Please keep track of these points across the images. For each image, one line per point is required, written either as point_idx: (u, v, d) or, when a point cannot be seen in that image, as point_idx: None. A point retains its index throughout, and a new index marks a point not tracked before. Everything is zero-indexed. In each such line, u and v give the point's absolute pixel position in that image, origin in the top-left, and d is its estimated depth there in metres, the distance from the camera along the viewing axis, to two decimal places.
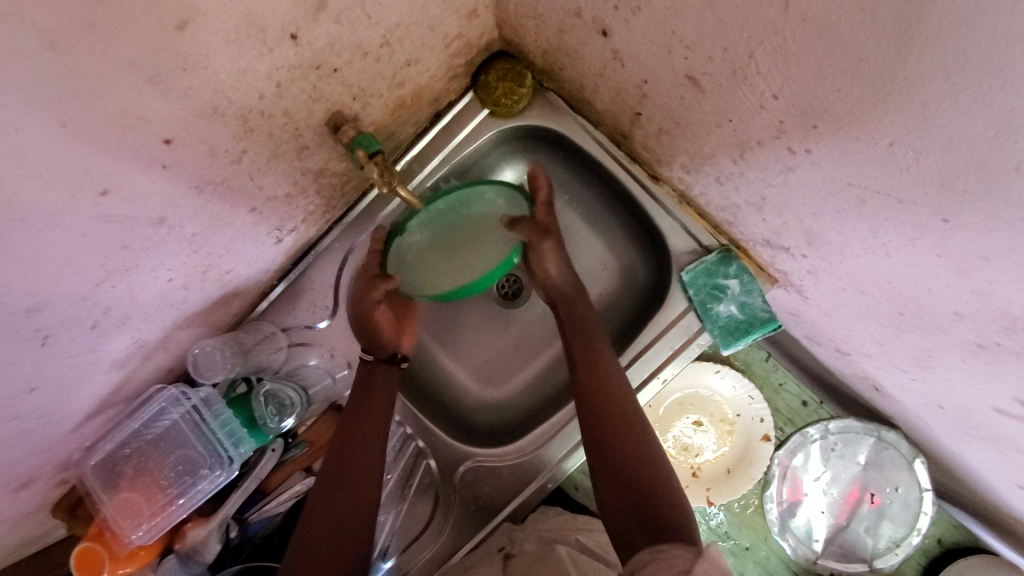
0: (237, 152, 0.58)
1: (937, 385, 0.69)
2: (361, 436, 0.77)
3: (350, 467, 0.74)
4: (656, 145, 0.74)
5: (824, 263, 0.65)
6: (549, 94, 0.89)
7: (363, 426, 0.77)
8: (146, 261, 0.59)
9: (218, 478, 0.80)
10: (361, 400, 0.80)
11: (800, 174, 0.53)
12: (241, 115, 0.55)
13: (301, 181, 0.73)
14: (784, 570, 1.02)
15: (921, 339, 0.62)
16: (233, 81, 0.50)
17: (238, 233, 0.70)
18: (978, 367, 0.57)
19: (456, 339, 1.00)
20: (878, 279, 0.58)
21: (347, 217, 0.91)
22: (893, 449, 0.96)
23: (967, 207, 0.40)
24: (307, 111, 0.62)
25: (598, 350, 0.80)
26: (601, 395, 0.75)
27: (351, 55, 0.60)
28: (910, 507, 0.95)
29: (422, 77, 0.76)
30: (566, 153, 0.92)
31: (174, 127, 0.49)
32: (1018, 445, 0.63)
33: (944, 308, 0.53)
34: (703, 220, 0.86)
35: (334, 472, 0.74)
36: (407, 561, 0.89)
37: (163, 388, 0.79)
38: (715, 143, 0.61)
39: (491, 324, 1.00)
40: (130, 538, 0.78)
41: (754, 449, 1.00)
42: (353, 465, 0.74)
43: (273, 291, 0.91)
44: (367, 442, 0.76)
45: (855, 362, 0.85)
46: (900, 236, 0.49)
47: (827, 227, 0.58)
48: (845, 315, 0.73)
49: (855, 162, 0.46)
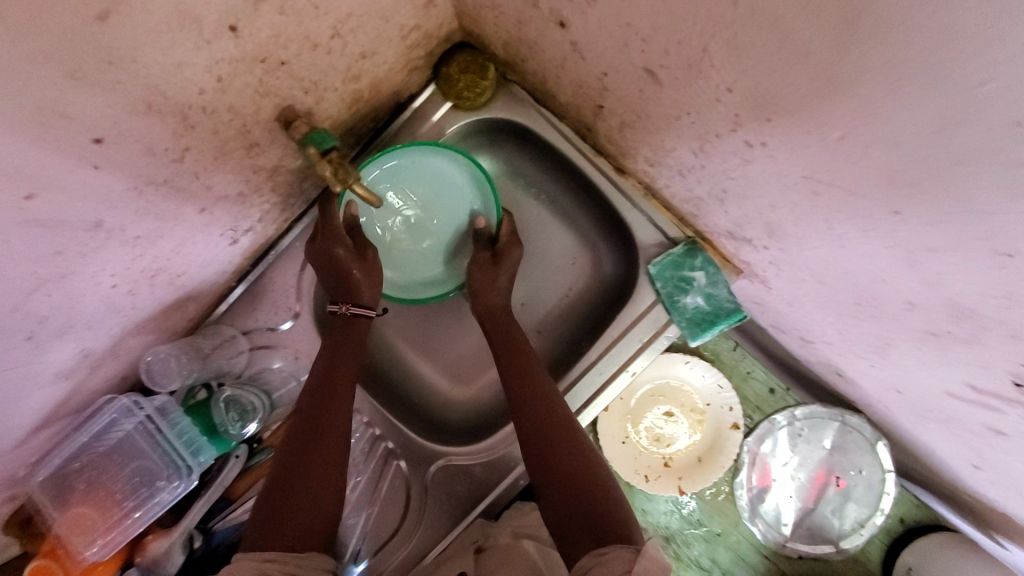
0: (178, 150, 0.55)
1: (895, 371, 0.70)
2: (326, 403, 0.71)
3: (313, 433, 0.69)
4: (619, 137, 0.73)
5: (784, 254, 0.66)
6: (513, 85, 0.87)
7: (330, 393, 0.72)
8: (85, 267, 0.56)
9: (177, 489, 0.77)
10: (327, 367, 0.74)
11: (758, 168, 0.53)
12: (180, 111, 0.52)
13: (253, 179, 0.70)
14: (755, 555, 1.03)
15: (878, 327, 0.63)
16: (168, 74, 0.48)
17: (187, 235, 0.67)
18: (932, 354, 0.58)
19: (425, 336, 0.98)
20: (835, 270, 0.59)
21: (308, 214, 0.87)
22: (857, 433, 0.97)
23: (916, 200, 0.40)
24: (254, 107, 0.59)
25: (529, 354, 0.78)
26: (535, 410, 0.71)
27: (299, 48, 0.57)
28: (874, 488, 0.97)
29: (379, 69, 0.73)
30: (532, 146, 0.90)
31: (104, 125, 0.46)
32: (971, 428, 0.65)
33: (896, 297, 0.54)
34: (669, 213, 0.85)
35: (299, 439, 0.68)
36: (380, 563, 0.86)
37: (113, 399, 0.76)
38: (675, 137, 0.61)
39: (461, 321, 0.99)
40: (84, 555, 0.74)
41: (724, 437, 1.01)
42: (319, 432, 0.69)
43: (232, 293, 0.88)
44: (333, 409, 0.71)
45: (819, 350, 0.86)
46: (854, 228, 0.49)
47: (785, 220, 0.58)
48: (807, 305, 0.74)
49: (809, 155, 0.46)
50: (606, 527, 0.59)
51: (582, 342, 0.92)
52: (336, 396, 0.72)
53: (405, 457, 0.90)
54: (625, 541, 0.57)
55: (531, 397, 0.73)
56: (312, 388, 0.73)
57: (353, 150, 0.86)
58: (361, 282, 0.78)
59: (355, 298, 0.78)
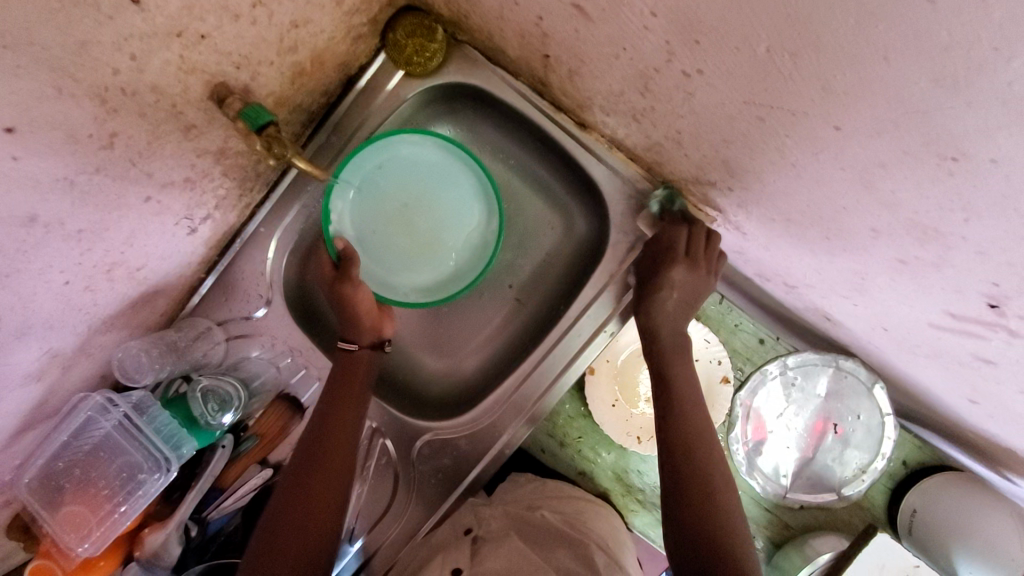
0: (105, 136, 0.54)
1: (877, 308, 0.67)
2: (330, 460, 0.73)
3: (317, 494, 0.70)
4: (572, 88, 0.71)
5: (748, 194, 0.63)
6: (464, 46, 0.84)
7: (333, 448, 0.73)
8: (29, 265, 0.55)
9: (159, 481, 0.75)
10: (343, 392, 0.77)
11: (701, 99, 0.50)
12: (97, 94, 0.50)
13: (200, 164, 0.69)
14: (757, 508, 1.02)
15: (851, 262, 0.60)
16: (73, 55, 0.46)
17: (137, 226, 0.66)
18: (906, 284, 0.55)
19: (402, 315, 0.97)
20: (798, 203, 0.56)
21: (269, 198, 0.86)
22: (853, 377, 0.95)
23: (853, 109, 0.38)
24: (180, 85, 0.58)
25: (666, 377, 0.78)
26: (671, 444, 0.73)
27: (218, 19, 0.56)
28: (874, 433, 0.95)
29: (317, 39, 0.71)
30: (491, 110, 0.88)
31: (14, 113, 0.45)
32: (961, 360, 0.62)
33: (861, 226, 0.51)
34: (635, 164, 0.83)
35: (303, 460, 0.72)
36: (375, 541, 0.87)
37: (87, 397, 0.76)
38: (620, 78, 0.58)
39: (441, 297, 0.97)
40: (76, 551, 0.74)
41: (715, 392, 0.99)
42: (317, 479, 0.71)
43: (203, 285, 0.87)
44: (334, 466, 0.73)
45: (803, 294, 0.83)
46: (804, 152, 0.46)
47: (739, 154, 0.55)
48: (782, 247, 0.71)
49: (743, 77, 0.43)
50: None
51: (560, 305, 0.91)
52: (341, 447, 0.74)
53: (390, 436, 0.89)
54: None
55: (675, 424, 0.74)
56: (320, 424, 0.75)
57: (309, 129, 0.84)
58: (353, 320, 0.80)
59: (345, 331, 0.81)
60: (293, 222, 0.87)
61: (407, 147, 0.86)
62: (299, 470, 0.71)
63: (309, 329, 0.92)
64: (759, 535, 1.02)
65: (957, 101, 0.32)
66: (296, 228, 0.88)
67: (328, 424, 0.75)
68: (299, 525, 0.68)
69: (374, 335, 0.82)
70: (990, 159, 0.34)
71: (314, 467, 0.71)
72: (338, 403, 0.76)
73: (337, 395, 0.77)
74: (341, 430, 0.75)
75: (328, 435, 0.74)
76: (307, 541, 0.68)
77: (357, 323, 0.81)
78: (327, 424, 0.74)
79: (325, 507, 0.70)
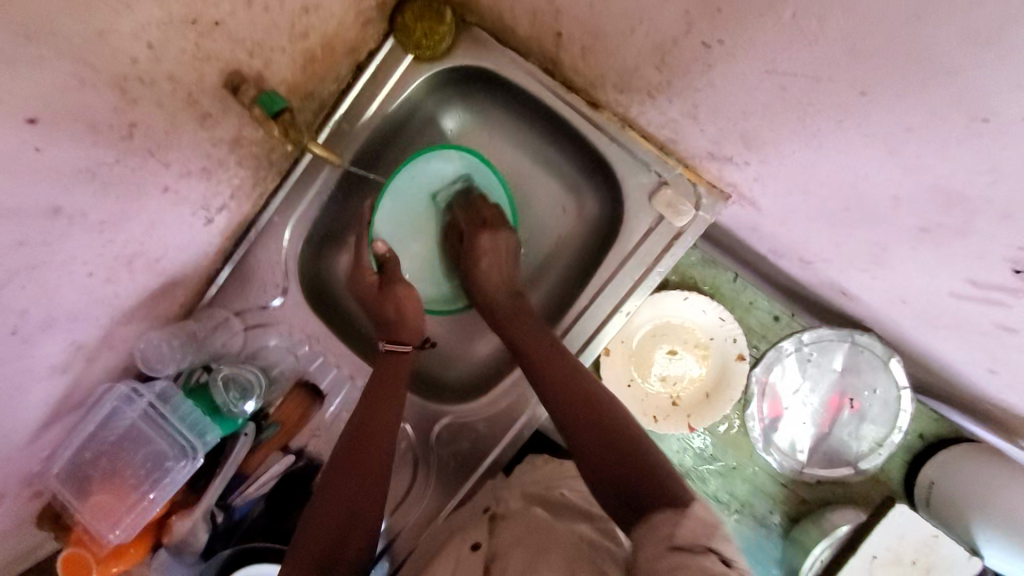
0: (124, 126, 0.54)
1: (896, 280, 0.67)
2: (370, 463, 0.71)
3: (359, 494, 0.68)
4: (584, 66, 0.70)
5: (765, 168, 0.63)
6: (473, 28, 0.83)
7: (372, 451, 0.72)
8: (54, 257, 0.56)
9: (186, 468, 0.77)
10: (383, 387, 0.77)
11: (720, 71, 0.50)
12: (117, 84, 0.51)
13: (215, 153, 0.69)
14: (773, 485, 1.03)
15: (870, 233, 0.59)
16: (92, 44, 0.46)
17: (156, 217, 0.67)
18: (927, 254, 0.55)
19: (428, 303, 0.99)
20: (818, 175, 0.55)
21: (284, 188, 0.86)
22: (869, 352, 0.94)
23: (878, 73, 0.38)
24: (196, 73, 0.59)
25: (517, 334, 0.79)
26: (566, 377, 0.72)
27: (232, 6, 0.56)
28: (890, 407, 0.94)
29: (328, 24, 0.71)
30: (502, 92, 0.87)
31: (38, 103, 0.45)
32: (981, 329, 0.62)
33: (882, 195, 0.50)
34: (648, 142, 0.82)
35: (348, 451, 0.71)
36: (397, 524, 0.88)
37: (112, 387, 0.78)
38: (636, 52, 0.57)
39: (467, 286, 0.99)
40: (108, 538, 0.75)
41: (731, 370, 0.98)
42: (362, 468, 0.70)
43: (220, 275, 0.88)
44: (373, 469, 0.70)
45: (819, 270, 0.83)
46: (826, 122, 0.46)
47: (759, 127, 0.55)
48: (799, 221, 0.71)
49: (766, 46, 0.43)
50: (656, 504, 0.54)
51: (573, 287, 0.91)
52: (381, 437, 0.73)
53: (410, 420, 0.90)
54: (674, 502, 0.54)
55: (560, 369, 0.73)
56: (359, 417, 0.75)
57: (320, 119, 0.84)
58: (488, 269, 0.84)
59: (393, 334, 0.83)
60: (306, 211, 0.87)
61: (438, 164, 0.89)
62: (344, 459, 0.71)
63: (326, 317, 0.92)
64: (776, 510, 1.03)
65: (988, 59, 0.32)
66: (309, 218, 0.87)
67: (365, 428, 0.73)
68: (349, 511, 0.66)
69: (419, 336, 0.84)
70: (1021, 118, 0.33)
71: (356, 458, 0.71)
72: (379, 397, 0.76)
73: (377, 392, 0.77)
74: (379, 434, 0.73)
75: (370, 425, 0.73)
76: (345, 538, 0.64)
77: (403, 325, 0.83)
78: (368, 414, 0.74)
79: (366, 507, 0.68)
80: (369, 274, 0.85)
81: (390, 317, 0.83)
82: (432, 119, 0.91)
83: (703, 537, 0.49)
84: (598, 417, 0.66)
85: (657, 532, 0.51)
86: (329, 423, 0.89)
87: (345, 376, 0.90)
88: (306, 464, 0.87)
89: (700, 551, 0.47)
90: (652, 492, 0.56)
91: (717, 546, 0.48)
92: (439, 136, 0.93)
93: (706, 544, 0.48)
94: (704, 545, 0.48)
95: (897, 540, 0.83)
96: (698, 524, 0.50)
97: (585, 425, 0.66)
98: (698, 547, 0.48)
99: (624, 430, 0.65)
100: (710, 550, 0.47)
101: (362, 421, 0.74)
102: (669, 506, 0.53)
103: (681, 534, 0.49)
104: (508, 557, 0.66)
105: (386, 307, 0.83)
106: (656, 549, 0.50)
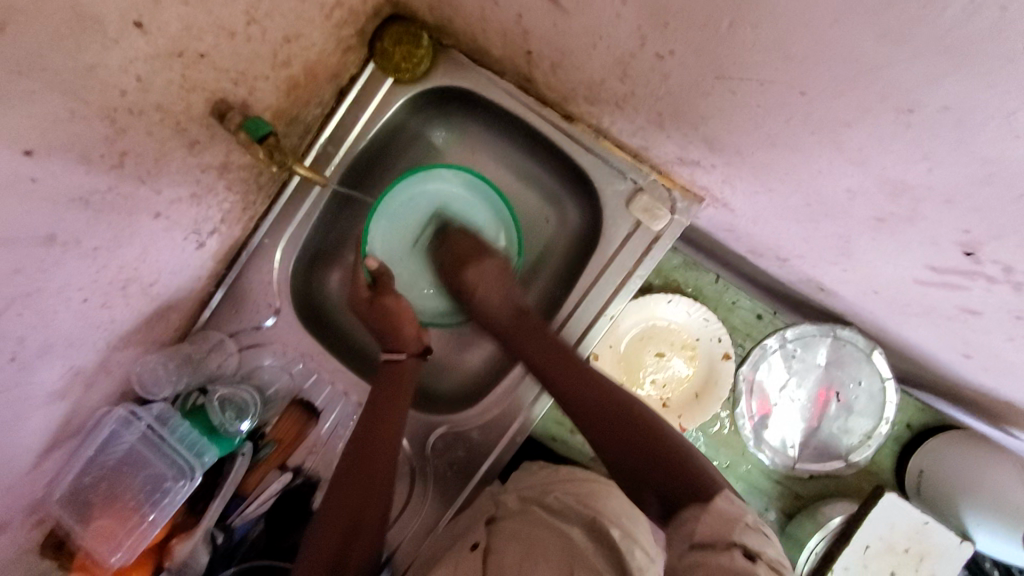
0: (116, 155, 0.57)
1: (866, 271, 0.69)
2: (372, 477, 0.72)
3: (362, 505, 0.70)
4: (555, 82, 0.73)
5: (731, 169, 0.66)
6: (450, 50, 0.86)
7: (375, 470, 0.72)
8: (50, 283, 0.58)
9: (185, 488, 0.78)
10: (383, 403, 0.78)
11: (677, 80, 0.53)
12: (107, 115, 0.54)
13: (204, 178, 0.72)
14: (767, 481, 1.04)
15: (834, 226, 0.62)
16: (83, 79, 0.49)
17: (148, 242, 0.69)
18: (887, 242, 0.57)
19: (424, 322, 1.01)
20: (778, 173, 0.58)
21: (273, 211, 0.89)
22: (851, 345, 0.96)
23: (814, 73, 0.41)
24: (182, 103, 0.62)
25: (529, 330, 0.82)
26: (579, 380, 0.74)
27: (214, 38, 0.59)
28: (876, 398, 0.96)
29: (309, 53, 0.74)
30: (481, 110, 0.90)
31: (32, 136, 0.47)
32: (949, 314, 0.64)
33: (838, 188, 0.53)
34: (623, 151, 0.85)
35: (349, 469, 0.72)
36: (394, 537, 0.88)
37: (111, 410, 0.78)
38: (599, 65, 0.61)
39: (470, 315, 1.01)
40: (110, 561, 0.76)
41: (717, 369, 1.01)
42: (359, 484, 0.71)
43: (212, 298, 0.90)
44: (377, 479, 0.72)
45: (795, 267, 0.85)
46: (776, 121, 0.49)
47: (719, 130, 0.57)
48: (769, 220, 0.73)
49: (713, 55, 0.46)
50: (684, 501, 0.58)
51: (557, 293, 0.93)
52: (383, 452, 0.74)
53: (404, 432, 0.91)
54: (700, 500, 0.57)
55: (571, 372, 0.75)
56: (359, 432, 0.75)
57: (305, 142, 0.87)
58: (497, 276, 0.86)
59: (391, 343, 0.84)
60: (296, 233, 0.89)
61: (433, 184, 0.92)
62: (344, 479, 0.71)
63: (318, 334, 0.94)
64: (772, 507, 1.04)
65: (905, 54, 0.35)
66: (299, 238, 0.90)
67: (367, 437, 0.75)
68: (352, 527, 0.67)
69: (416, 343, 0.84)
70: (944, 107, 0.36)
71: (356, 474, 0.71)
72: (377, 412, 0.76)
73: (375, 409, 0.77)
74: (380, 449, 0.74)
75: (371, 444, 0.74)
76: (349, 551, 0.65)
77: (400, 334, 0.84)
78: (366, 434, 0.75)
79: (366, 520, 0.69)
80: (364, 290, 0.85)
81: (386, 327, 0.83)
82: (415, 138, 0.94)
83: (725, 533, 0.51)
84: (627, 424, 0.69)
85: (684, 529, 0.55)
86: (325, 438, 0.90)
87: (339, 391, 0.92)
88: (303, 481, 0.87)
89: (725, 547, 0.49)
90: (680, 492, 0.59)
91: (740, 539, 0.49)
92: (424, 154, 0.96)
93: (728, 539, 0.50)
94: (728, 540, 0.50)
95: (889, 529, 0.84)
96: (721, 521, 0.52)
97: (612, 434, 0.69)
98: (723, 544, 0.49)
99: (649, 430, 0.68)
100: (733, 544, 0.49)
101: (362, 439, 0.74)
102: (697, 503, 0.57)
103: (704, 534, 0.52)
104: (505, 563, 0.66)
105: (380, 321, 0.83)
106: (679, 547, 0.53)
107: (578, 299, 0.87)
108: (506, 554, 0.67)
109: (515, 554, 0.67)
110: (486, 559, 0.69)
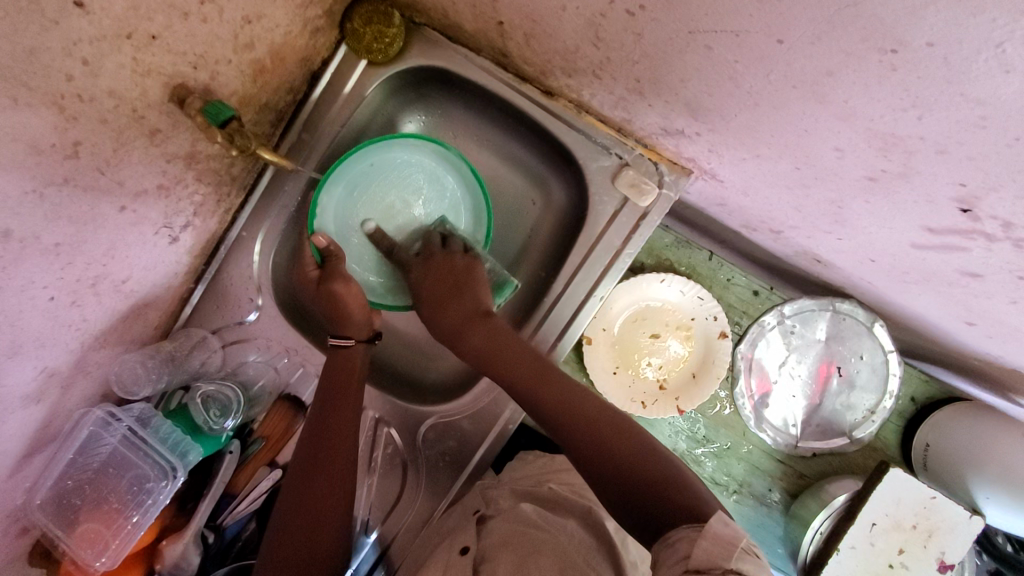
0: (69, 145, 0.55)
1: (861, 238, 0.66)
2: (332, 466, 0.68)
3: (318, 499, 0.65)
4: (531, 54, 0.71)
5: (716, 136, 0.63)
6: (424, 29, 0.84)
7: (333, 464, 0.68)
8: (10, 282, 0.56)
9: (166, 489, 0.75)
10: (336, 397, 0.74)
11: (650, 39, 0.51)
12: (55, 102, 0.51)
13: (171, 169, 0.70)
14: (769, 460, 1.01)
15: (825, 191, 0.59)
16: (23, 64, 0.47)
17: (116, 236, 0.67)
18: (881, 205, 0.55)
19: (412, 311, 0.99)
20: (762, 135, 0.56)
21: (250, 203, 0.87)
22: (851, 319, 0.94)
23: (791, 18, 0.38)
24: (138, 87, 0.59)
25: (495, 336, 0.76)
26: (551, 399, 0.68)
27: (167, 18, 0.57)
28: (879, 371, 0.94)
29: (274, 35, 0.72)
30: (459, 90, 0.88)
31: None
32: (950, 279, 0.61)
33: (826, 147, 0.51)
34: (606, 125, 0.82)
35: (302, 466, 0.68)
36: (390, 530, 0.87)
37: (88, 411, 0.75)
38: (572, 30, 0.58)
39: None
40: (94, 566, 0.74)
41: (715, 348, 0.98)
42: (317, 476, 0.67)
43: (193, 295, 0.88)
44: (335, 473, 0.67)
45: (790, 238, 0.82)
46: (755, 77, 0.47)
47: (699, 93, 0.55)
48: (759, 189, 0.70)
49: (685, 6, 0.44)
50: (674, 518, 0.53)
51: (544, 275, 0.90)
52: (339, 446, 0.70)
53: (394, 424, 0.89)
54: (692, 517, 0.52)
55: (539, 386, 0.70)
56: (315, 425, 0.72)
57: (279, 129, 0.84)
58: (444, 299, 0.79)
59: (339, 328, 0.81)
60: (274, 223, 0.87)
61: (401, 153, 0.86)
62: (297, 479, 0.67)
63: (303, 329, 0.92)
64: (775, 487, 1.01)
65: None
66: (277, 229, 0.88)
67: (325, 433, 0.71)
68: (307, 522, 0.63)
69: (365, 328, 0.82)
70: (928, 44, 0.34)
71: (317, 468, 0.67)
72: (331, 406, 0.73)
73: (326, 405, 0.74)
74: (339, 436, 0.71)
75: (323, 438, 0.70)
76: (316, 549, 0.62)
77: (347, 318, 0.81)
78: (321, 431, 0.71)
79: (327, 510, 0.65)
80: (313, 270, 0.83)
81: (333, 314, 0.81)
82: (392, 122, 0.91)
83: (720, 557, 0.45)
84: (596, 432, 0.64)
85: (674, 552, 0.49)
86: None
87: None
88: None
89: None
90: (666, 510, 0.55)
91: (736, 566, 0.44)
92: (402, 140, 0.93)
93: (724, 565, 0.45)
94: (721, 566, 0.45)
95: (895, 505, 0.81)
96: (714, 543, 0.47)
97: (578, 434, 0.65)
98: (715, 570, 0.45)
99: (635, 452, 0.62)
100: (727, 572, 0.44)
101: (317, 434, 0.71)
102: (688, 522, 0.52)
103: (697, 557, 0.47)
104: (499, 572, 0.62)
105: (327, 305, 0.81)
106: (674, 568, 0.48)
107: (563, 284, 0.85)
108: (499, 562, 0.63)
109: (507, 562, 0.62)
110: (478, 567, 0.65)
